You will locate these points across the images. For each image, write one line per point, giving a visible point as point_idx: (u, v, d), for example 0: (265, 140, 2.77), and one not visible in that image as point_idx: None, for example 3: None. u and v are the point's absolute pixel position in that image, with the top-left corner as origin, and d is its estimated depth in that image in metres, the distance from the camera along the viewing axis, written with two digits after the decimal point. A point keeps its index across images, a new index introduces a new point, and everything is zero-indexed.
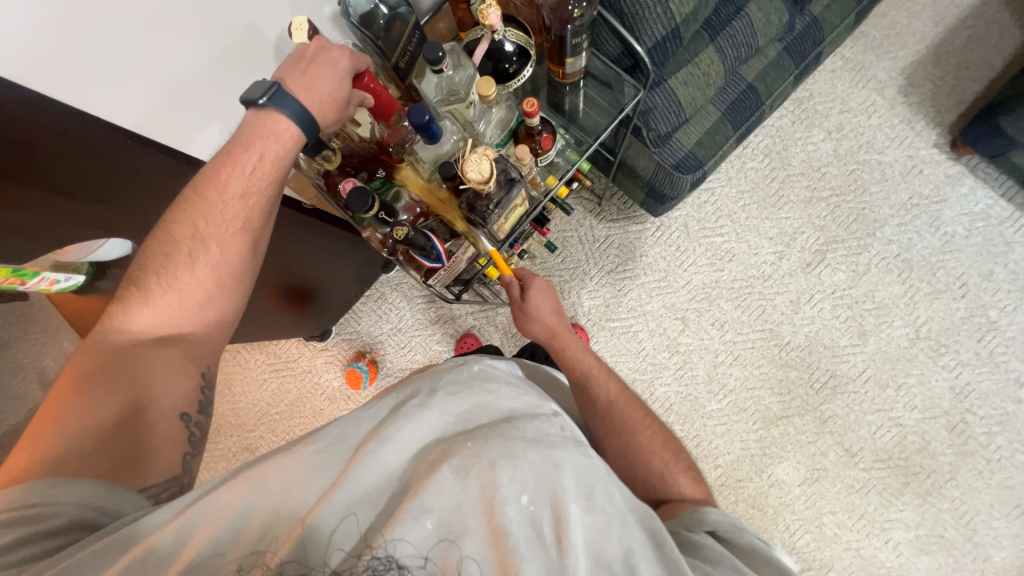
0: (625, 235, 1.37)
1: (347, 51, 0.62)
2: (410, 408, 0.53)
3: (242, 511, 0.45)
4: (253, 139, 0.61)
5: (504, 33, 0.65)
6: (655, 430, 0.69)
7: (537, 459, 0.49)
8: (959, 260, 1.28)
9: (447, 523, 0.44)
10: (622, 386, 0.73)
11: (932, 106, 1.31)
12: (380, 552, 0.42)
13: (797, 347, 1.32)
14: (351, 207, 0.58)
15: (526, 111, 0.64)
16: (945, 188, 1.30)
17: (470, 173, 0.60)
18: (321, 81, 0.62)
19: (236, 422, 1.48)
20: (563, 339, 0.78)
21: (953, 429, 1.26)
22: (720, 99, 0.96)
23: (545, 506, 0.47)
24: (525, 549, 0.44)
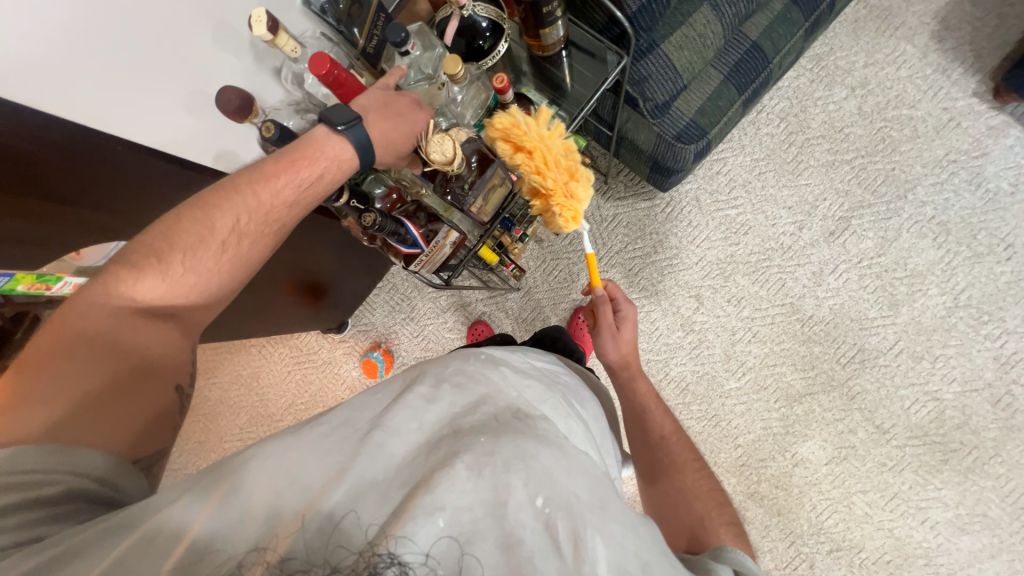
0: (634, 213, 1.33)
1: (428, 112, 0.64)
2: (414, 397, 0.52)
3: (246, 489, 0.44)
4: (319, 155, 0.60)
5: (475, 9, 0.63)
6: (708, 486, 0.75)
7: (549, 463, 0.47)
8: (1004, 219, 1.18)
9: (458, 523, 0.41)
10: (676, 427, 0.83)
11: (970, 52, 1.19)
12: (383, 549, 0.38)
13: (821, 321, 1.25)
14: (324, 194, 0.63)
15: (497, 88, 0.61)
16: (986, 140, 1.19)
17: (433, 153, 0.62)
18: (392, 129, 0.62)
19: (265, 413, 1.56)
20: (635, 375, 0.88)
21: (997, 403, 1.17)
22: (722, 61, 0.91)
23: (559, 510, 0.44)
24: (541, 559, 0.41)
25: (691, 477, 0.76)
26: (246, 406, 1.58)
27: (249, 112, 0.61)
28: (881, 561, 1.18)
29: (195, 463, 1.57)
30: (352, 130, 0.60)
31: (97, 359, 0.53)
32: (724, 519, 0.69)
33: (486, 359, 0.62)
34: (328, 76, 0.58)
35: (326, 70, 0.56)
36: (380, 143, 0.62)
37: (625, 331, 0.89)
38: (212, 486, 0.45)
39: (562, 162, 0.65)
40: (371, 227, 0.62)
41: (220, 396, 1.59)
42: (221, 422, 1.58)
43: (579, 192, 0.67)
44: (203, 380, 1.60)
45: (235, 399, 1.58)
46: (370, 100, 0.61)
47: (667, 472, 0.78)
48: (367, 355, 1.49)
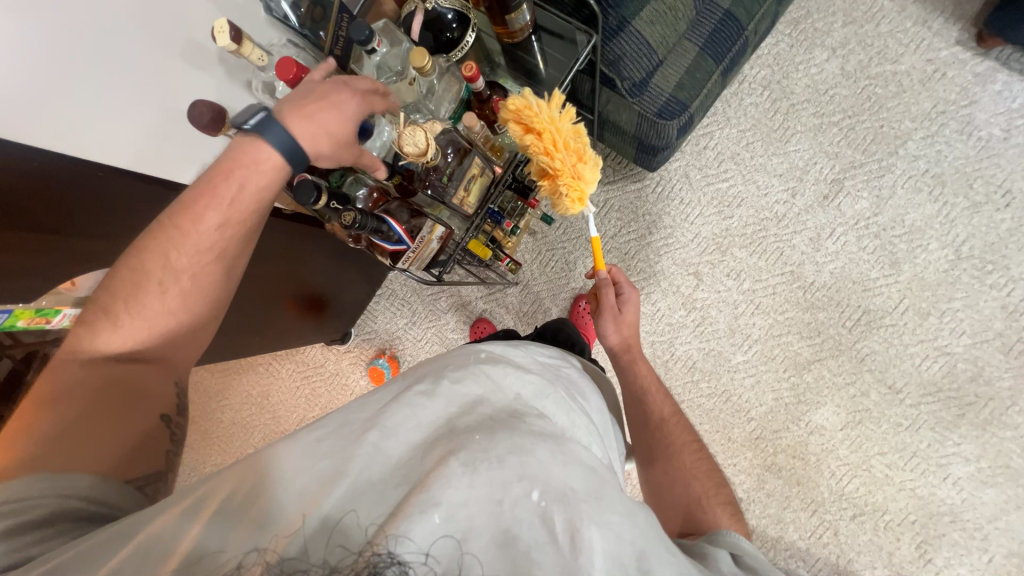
0: (624, 195, 1.33)
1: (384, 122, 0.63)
2: (411, 396, 0.52)
3: (238, 492, 0.45)
4: (235, 167, 0.59)
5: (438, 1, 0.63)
6: (708, 466, 0.76)
7: (545, 457, 0.47)
8: (999, 165, 1.16)
9: (455, 519, 0.41)
10: (677, 410, 0.84)
11: (949, 0, 1.18)
12: (383, 548, 0.38)
13: (823, 287, 1.24)
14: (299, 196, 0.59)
15: (466, 76, 0.61)
16: (974, 88, 1.17)
17: (407, 147, 0.60)
18: (346, 138, 0.61)
19: (278, 429, 1.57)
20: (636, 356, 0.89)
21: (1009, 352, 1.15)
22: (696, 33, 0.89)
23: (556, 502, 0.44)
24: (538, 552, 0.42)
25: (692, 457, 0.77)
26: (259, 424, 1.59)
27: (222, 124, 0.61)
28: (906, 522, 1.17)
29: None
30: (268, 128, 0.58)
31: (73, 401, 0.55)
32: (721, 500, 0.70)
33: (482, 357, 0.61)
34: (298, 82, 0.59)
35: (294, 74, 0.59)
36: (311, 135, 0.59)
37: (629, 313, 0.89)
38: (202, 501, 0.45)
39: (571, 144, 0.68)
40: (350, 225, 0.63)
41: (232, 417, 1.60)
42: (235, 443, 1.59)
43: (586, 173, 0.70)
44: (214, 402, 1.61)
45: (247, 418, 1.60)
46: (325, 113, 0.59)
47: (666, 452, 0.78)
48: (373, 364, 1.50)
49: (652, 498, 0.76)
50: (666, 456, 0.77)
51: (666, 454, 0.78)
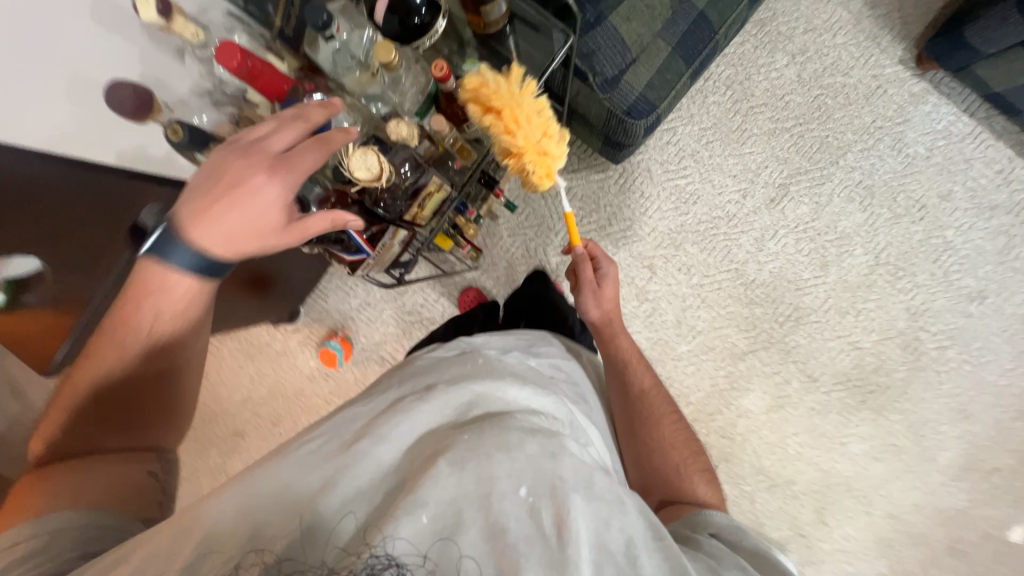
0: (588, 185, 1.33)
1: (264, 180, 0.56)
2: (409, 404, 0.53)
3: (214, 520, 0.42)
4: (191, 252, 0.56)
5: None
6: (684, 437, 0.81)
7: (533, 452, 0.48)
8: (920, 181, 1.27)
9: (441, 517, 0.42)
10: (655, 381, 0.86)
11: (898, 19, 1.24)
12: (380, 549, 0.39)
13: (762, 284, 1.33)
14: None
15: (438, 76, 0.61)
16: (908, 107, 1.26)
17: (358, 170, 0.61)
18: (238, 217, 0.56)
19: (219, 409, 1.50)
20: (616, 330, 0.89)
21: (906, 347, 1.32)
22: (670, 31, 0.89)
23: (544, 496, 0.45)
24: (525, 545, 0.42)
25: (671, 429, 0.81)
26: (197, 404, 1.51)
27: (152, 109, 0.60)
28: (810, 492, 1.34)
29: None
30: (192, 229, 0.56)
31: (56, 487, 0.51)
32: (699, 470, 0.77)
33: (479, 364, 0.61)
34: (242, 68, 0.59)
35: (238, 61, 0.58)
36: (211, 232, 0.56)
37: (607, 288, 0.90)
38: (188, 530, 0.42)
39: (535, 119, 0.64)
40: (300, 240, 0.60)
41: None
42: None
43: (552, 149, 0.66)
44: None
45: None
46: (197, 206, 0.57)
47: (647, 427, 0.80)
48: (324, 345, 1.44)
49: (632, 472, 0.79)
50: (648, 431, 0.79)
51: (647, 428, 0.79)
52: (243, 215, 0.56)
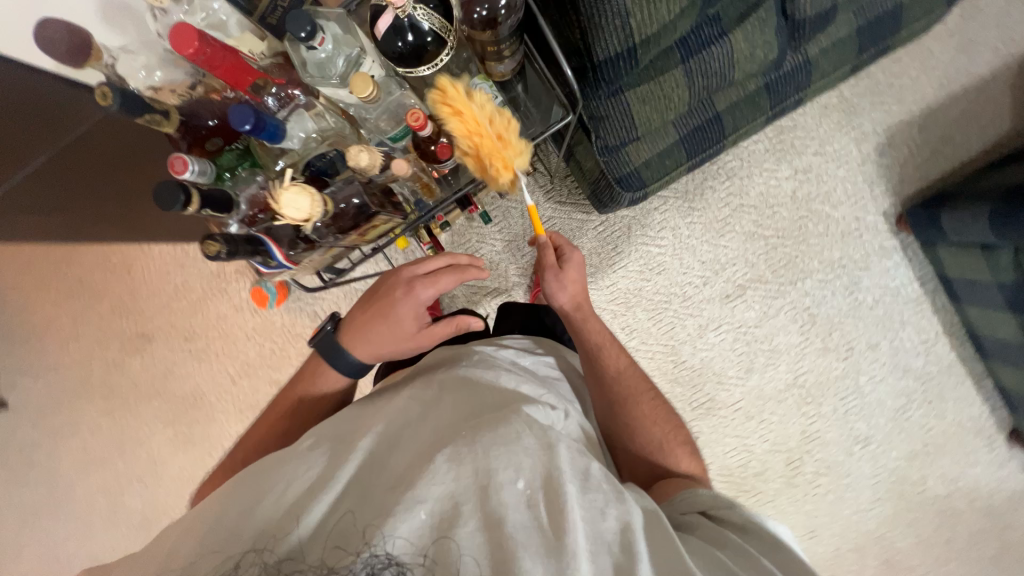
0: (568, 221, 1.33)
1: (422, 286, 0.76)
2: (406, 404, 0.62)
3: (241, 511, 0.52)
4: (397, 290, 0.76)
5: (416, 11, 0.57)
6: (664, 408, 0.80)
7: (529, 444, 0.53)
8: (857, 326, 1.35)
9: (440, 511, 0.48)
10: (630, 362, 0.83)
11: (898, 173, 1.28)
12: (381, 549, 0.46)
13: (690, 367, 1.39)
14: (157, 201, 0.53)
15: (414, 125, 0.60)
16: (873, 257, 1.32)
17: (289, 209, 0.58)
18: (404, 314, 0.75)
19: (136, 306, 1.47)
20: (589, 314, 0.85)
21: (789, 464, 1.41)
22: (683, 122, 0.86)
23: (540, 489, 0.50)
24: (523, 534, 0.47)
25: (649, 404, 0.79)
26: (114, 293, 1.46)
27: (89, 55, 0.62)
28: None
29: (53, 336, 1.50)
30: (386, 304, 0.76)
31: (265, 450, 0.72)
32: (683, 446, 0.77)
33: (471, 364, 0.68)
34: (200, 56, 0.56)
35: (195, 49, 0.55)
36: (396, 319, 0.75)
37: (573, 271, 0.84)
38: (215, 527, 0.51)
39: (494, 117, 0.65)
40: (215, 255, 0.55)
41: (84, 274, 1.46)
42: (84, 303, 1.47)
43: (511, 144, 0.66)
44: (69, 252, 1.45)
45: (104, 282, 1.46)
46: (397, 302, 0.75)
47: (626, 413, 0.78)
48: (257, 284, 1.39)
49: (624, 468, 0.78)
50: (629, 420, 0.78)
51: (627, 413, 0.78)
52: (413, 310, 0.75)
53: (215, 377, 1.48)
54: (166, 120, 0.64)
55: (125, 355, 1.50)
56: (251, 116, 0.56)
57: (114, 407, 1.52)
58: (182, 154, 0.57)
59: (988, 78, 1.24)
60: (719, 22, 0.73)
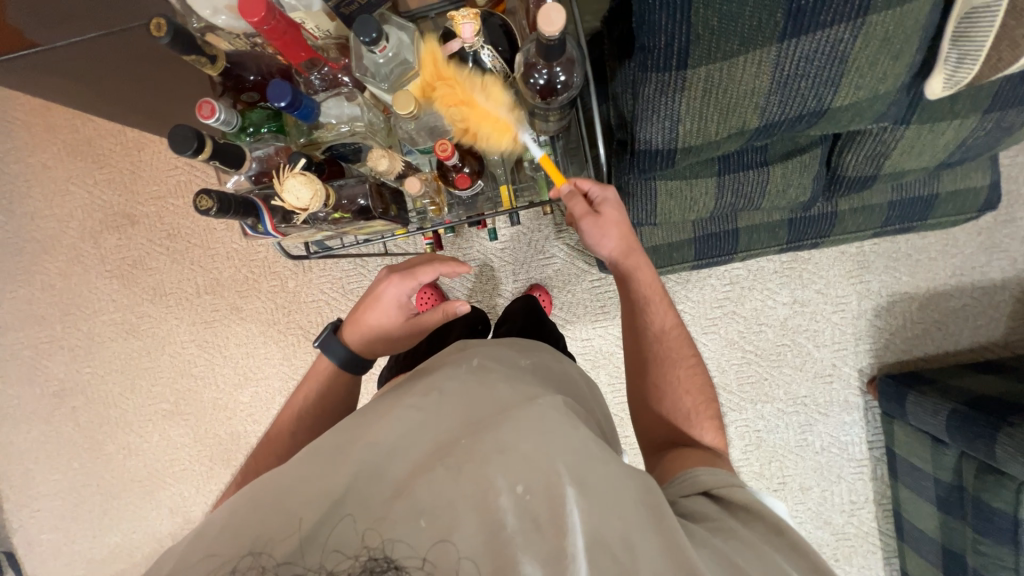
0: (569, 266, 1.35)
1: (402, 276, 0.77)
2: (405, 410, 0.52)
3: (225, 525, 0.43)
4: (383, 284, 0.79)
5: (482, 49, 0.62)
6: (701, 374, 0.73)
7: (529, 450, 0.46)
8: (796, 464, 1.37)
9: (438, 517, 0.41)
10: (677, 323, 0.75)
11: (885, 339, 1.31)
12: (380, 553, 0.39)
13: (628, 443, 1.40)
14: (171, 141, 0.53)
15: (439, 152, 0.61)
16: (835, 406, 1.34)
17: (289, 195, 0.57)
18: (390, 305, 0.78)
19: (131, 187, 1.46)
20: (639, 261, 0.73)
21: None
22: (701, 225, 0.90)
23: (542, 494, 0.43)
24: (523, 540, 0.41)
25: (686, 373, 0.72)
26: (115, 167, 1.45)
27: None
28: None
29: (41, 183, 1.48)
30: (376, 297, 0.78)
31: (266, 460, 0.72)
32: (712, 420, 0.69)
33: (474, 370, 0.59)
34: (263, 25, 0.53)
35: (260, 19, 0.52)
36: (382, 310, 0.78)
37: (611, 212, 0.71)
38: (211, 540, 0.42)
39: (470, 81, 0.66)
40: (204, 211, 0.55)
41: (92, 138, 1.44)
42: (82, 165, 1.46)
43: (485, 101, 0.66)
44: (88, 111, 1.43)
45: (110, 153, 1.45)
46: (388, 296, 0.78)
47: (659, 376, 0.72)
48: None
49: (645, 431, 0.73)
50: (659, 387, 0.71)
51: (659, 376, 0.72)
52: (398, 302, 0.78)
53: (182, 281, 1.47)
54: (212, 65, 0.62)
55: (103, 228, 1.48)
56: (290, 95, 0.56)
57: (72, 273, 1.50)
58: (212, 102, 0.57)
59: (997, 284, 1.27)
60: (764, 151, 0.76)
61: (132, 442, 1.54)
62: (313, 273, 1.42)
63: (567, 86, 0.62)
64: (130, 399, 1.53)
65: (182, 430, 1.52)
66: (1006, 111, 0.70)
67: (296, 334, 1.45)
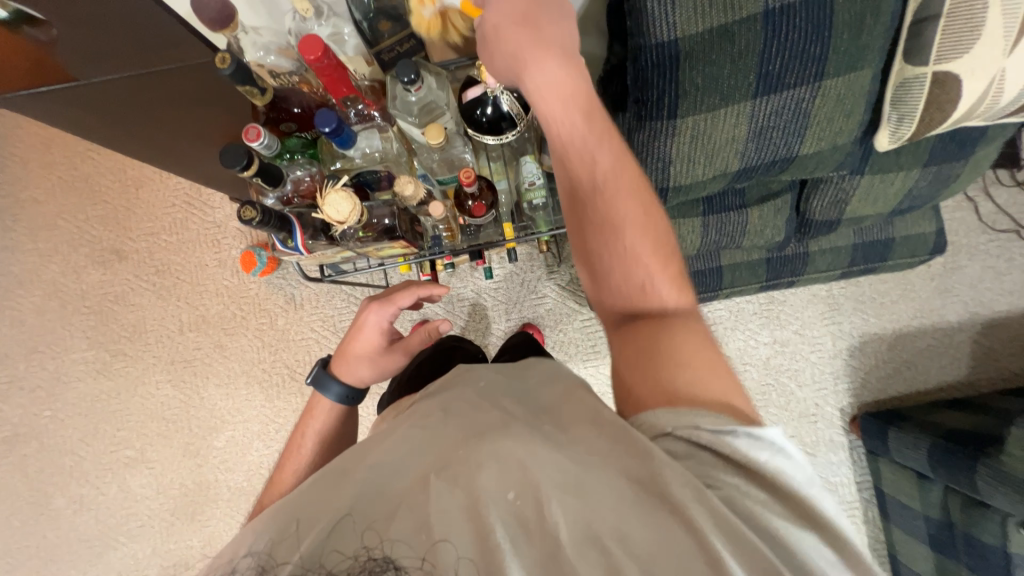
0: (560, 305, 1.39)
1: (381, 303, 0.79)
2: (409, 430, 0.53)
3: (236, 549, 0.45)
4: (363, 312, 0.80)
5: (502, 93, 0.67)
6: (661, 218, 0.58)
7: (524, 456, 0.45)
8: None
9: (432, 525, 0.41)
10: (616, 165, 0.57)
11: (861, 378, 1.38)
12: (379, 553, 0.40)
13: None
14: (222, 158, 0.57)
15: (462, 178, 0.67)
16: (822, 446, 1.37)
17: (330, 209, 0.61)
18: (371, 330, 0.79)
19: (124, 223, 1.45)
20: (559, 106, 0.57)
21: None
22: (688, 264, 0.97)
23: (533, 498, 0.43)
24: (511, 543, 0.41)
25: (640, 238, 0.56)
26: (110, 204, 1.45)
27: (224, 25, 0.63)
28: None
29: (28, 217, 1.46)
30: (360, 325, 0.80)
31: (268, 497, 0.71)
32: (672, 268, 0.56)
33: (479, 384, 0.60)
34: (318, 62, 0.59)
35: (316, 57, 0.57)
36: (366, 337, 0.79)
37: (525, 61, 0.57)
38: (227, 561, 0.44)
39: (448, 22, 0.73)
40: (247, 220, 0.57)
41: (90, 176, 1.46)
42: (75, 202, 1.46)
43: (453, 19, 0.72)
44: (91, 150, 1.46)
45: (107, 190, 1.46)
46: (371, 322, 0.79)
47: (605, 243, 0.57)
48: (248, 249, 1.38)
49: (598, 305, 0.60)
50: (598, 262, 0.58)
51: (604, 245, 0.56)
52: (379, 328, 0.79)
53: (165, 318, 1.43)
54: (261, 96, 0.66)
55: (88, 263, 1.45)
56: (335, 123, 0.61)
57: (46, 310, 1.44)
58: (258, 128, 0.62)
59: (954, 327, 1.37)
60: (741, 195, 0.85)
61: (85, 495, 1.41)
62: (304, 310, 1.41)
63: None
64: (90, 445, 1.42)
65: (145, 480, 1.40)
66: (941, 166, 0.81)
67: (282, 373, 1.40)
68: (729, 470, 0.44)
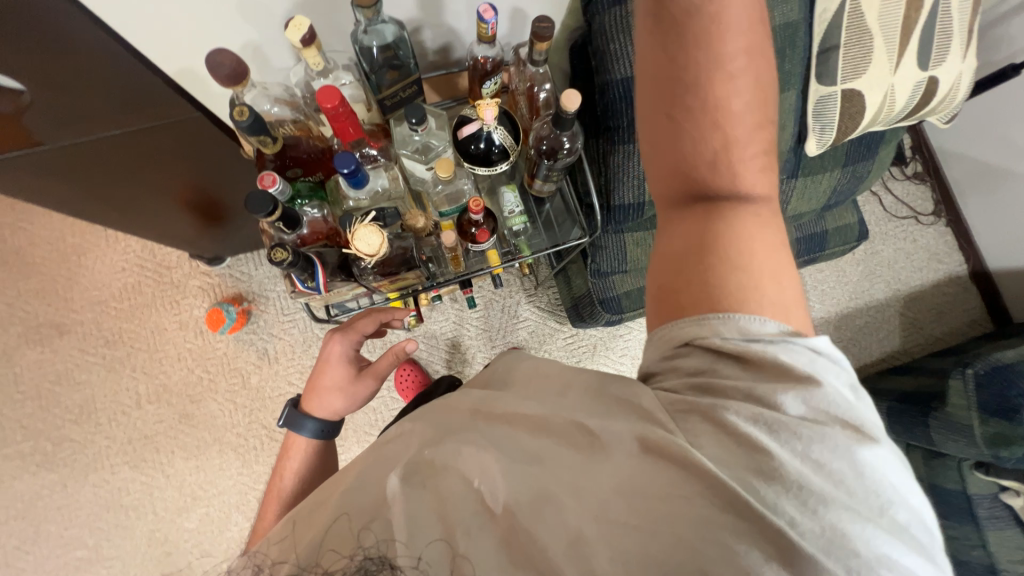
0: (541, 325, 1.43)
1: (343, 336, 0.79)
2: (385, 438, 0.51)
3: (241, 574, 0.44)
4: (328, 346, 0.80)
5: (495, 129, 0.73)
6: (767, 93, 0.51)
7: (483, 442, 0.46)
8: None
9: (410, 520, 0.41)
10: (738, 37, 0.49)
11: None
12: (375, 552, 0.40)
13: None
14: (248, 205, 0.59)
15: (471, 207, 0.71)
16: None
17: (360, 244, 0.64)
18: (337, 360, 0.79)
19: (66, 295, 1.33)
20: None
21: None
22: None
23: (497, 487, 0.42)
24: (477, 530, 0.41)
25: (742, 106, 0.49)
26: (48, 275, 1.33)
27: (236, 82, 0.66)
28: None
29: None
30: (326, 356, 0.79)
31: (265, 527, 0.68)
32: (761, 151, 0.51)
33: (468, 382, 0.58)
34: (333, 110, 0.62)
35: (333, 105, 0.61)
36: (332, 367, 0.79)
37: None
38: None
39: None
40: (278, 262, 0.62)
41: (23, 247, 1.33)
42: (4, 277, 1.32)
43: None
44: (23, 220, 1.34)
45: (43, 260, 1.34)
46: (337, 353, 0.79)
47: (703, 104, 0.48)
48: (214, 306, 1.31)
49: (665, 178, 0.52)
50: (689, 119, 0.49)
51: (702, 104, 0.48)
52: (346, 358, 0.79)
53: (119, 392, 1.31)
54: (273, 144, 0.69)
55: (22, 343, 1.31)
56: (354, 163, 0.63)
57: None
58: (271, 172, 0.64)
59: (883, 303, 1.56)
60: None
61: None
62: (280, 363, 1.34)
63: (569, 152, 0.77)
64: (32, 551, 1.24)
65: None
66: (856, 165, 0.97)
67: (259, 435, 1.31)
68: (753, 380, 0.44)
